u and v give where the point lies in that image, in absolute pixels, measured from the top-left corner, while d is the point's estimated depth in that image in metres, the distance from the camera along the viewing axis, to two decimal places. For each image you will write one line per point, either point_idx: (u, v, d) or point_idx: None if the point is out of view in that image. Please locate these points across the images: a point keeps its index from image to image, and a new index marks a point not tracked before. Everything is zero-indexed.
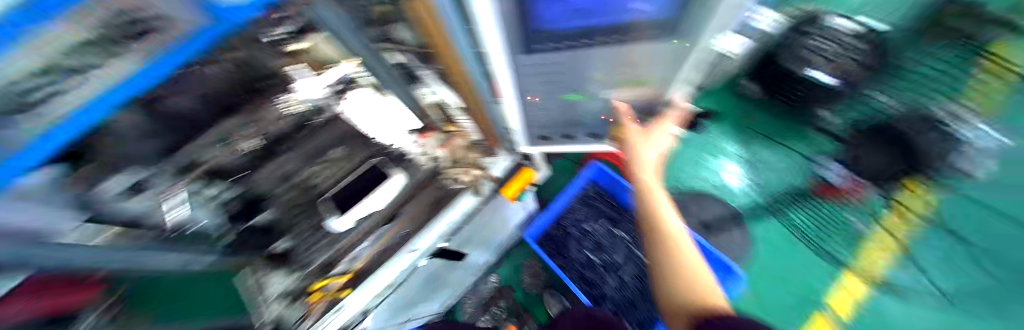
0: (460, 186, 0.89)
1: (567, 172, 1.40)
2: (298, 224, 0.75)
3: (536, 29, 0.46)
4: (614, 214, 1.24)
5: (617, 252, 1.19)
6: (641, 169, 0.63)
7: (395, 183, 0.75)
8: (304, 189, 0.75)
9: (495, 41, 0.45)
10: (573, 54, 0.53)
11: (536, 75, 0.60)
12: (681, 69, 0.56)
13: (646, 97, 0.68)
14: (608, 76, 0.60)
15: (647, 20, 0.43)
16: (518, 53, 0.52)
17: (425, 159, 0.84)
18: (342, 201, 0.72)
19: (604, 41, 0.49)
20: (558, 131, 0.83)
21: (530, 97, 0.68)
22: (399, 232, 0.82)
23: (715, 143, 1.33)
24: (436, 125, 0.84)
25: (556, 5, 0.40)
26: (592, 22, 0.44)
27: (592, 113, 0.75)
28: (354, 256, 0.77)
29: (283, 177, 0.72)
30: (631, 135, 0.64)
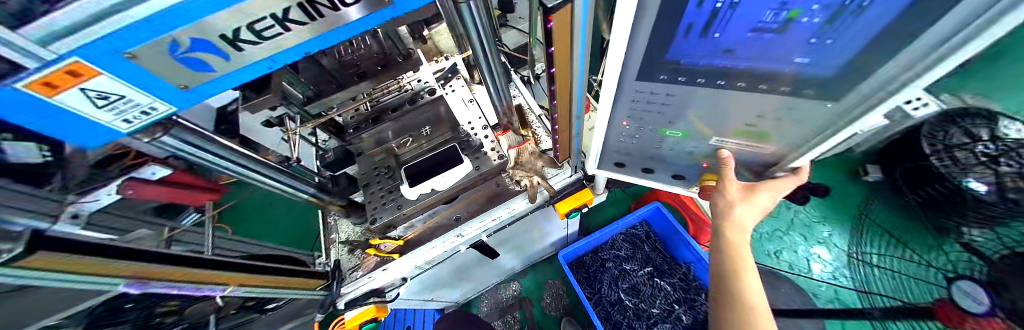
0: (519, 188, 0.88)
1: (619, 204, 1.34)
2: (374, 183, 0.83)
3: (667, 60, 0.45)
4: (660, 262, 1.15)
5: (654, 304, 1.08)
6: (733, 229, 0.55)
7: (462, 170, 0.80)
8: (390, 155, 0.86)
9: (618, 61, 0.45)
10: (690, 91, 0.50)
11: (640, 103, 0.58)
12: (819, 135, 0.50)
13: (758, 154, 0.62)
14: (721, 121, 0.56)
15: (796, 72, 0.40)
16: (633, 77, 0.51)
17: (495, 155, 0.86)
18: (415, 173, 0.80)
19: (736, 84, 0.46)
20: (638, 162, 0.78)
21: (623, 123, 0.66)
22: (452, 215, 0.85)
23: (804, 222, 1.19)
24: (515, 126, 0.88)
25: (701, 39, 0.39)
26: (730, 63, 0.42)
27: (685, 154, 0.70)
28: (410, 225, 0.82)
29: (379, 141, 0.84)
30: (731, 190, 0.58)
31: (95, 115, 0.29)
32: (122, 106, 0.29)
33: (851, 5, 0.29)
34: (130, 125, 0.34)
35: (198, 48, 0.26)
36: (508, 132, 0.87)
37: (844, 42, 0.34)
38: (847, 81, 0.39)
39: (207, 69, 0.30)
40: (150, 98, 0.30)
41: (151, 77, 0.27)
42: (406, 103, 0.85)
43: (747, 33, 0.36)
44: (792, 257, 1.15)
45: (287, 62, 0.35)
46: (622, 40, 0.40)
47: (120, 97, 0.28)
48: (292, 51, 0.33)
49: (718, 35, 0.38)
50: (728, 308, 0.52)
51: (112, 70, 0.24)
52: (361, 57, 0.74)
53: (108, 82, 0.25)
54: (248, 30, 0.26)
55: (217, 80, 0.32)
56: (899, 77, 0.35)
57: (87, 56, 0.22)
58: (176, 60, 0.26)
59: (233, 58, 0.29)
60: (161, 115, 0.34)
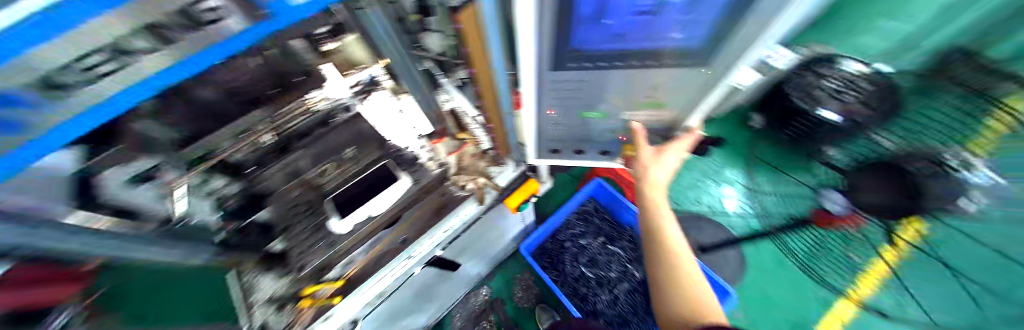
0: (465, 193, 0.87)
1: (566, 186, 1.41)
2: (297, 224, 0.72)
3: (572, 47, 0.47)
4: (611, 231, 1.26)
5: (612, 269, 1.19)
6: (651, 190, 0.64)
7: (399, 187, 0.74)
8: (309, 188, 0.73)
9: (529, 54, 0.46)
10: (599, 73, 0.54)
11: (559, 91, 0.61)
12: (700, 97, 0.58)
13: (663, 120, 0.70)
14: (628, 97, 0.62)
15: (676, 48, 0.46)
16: (548, 67, 0.53)
17: (434, 165, 0.83)
18: (343, 202, 0.70)
19: (631, 64, 0.51)
20: (570, 146, 0.83)
21: (550, 112, 0.69)
22: (398, 238, 0.79)
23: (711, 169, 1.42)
24: (450, 131, 0.83)
25: (596, 25, 0.42)
26: (625, 45, 0.47)
27: (606, 131, 0.77)
28: (350, 260, 0.73)
29: (292, 174, 0.72)
30: (645, 155, 0.66)
31: None
32: None
33: None
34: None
35: (12, 96, 0.21)
36: (444, 139, 0.82)
37: (702, 17, 0.39)
38: (710, 51, 0.45)
39: (18, 126, 0.24)
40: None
41: None
42: (317, 126, 0.72)
43: (632, 17, 0.40)
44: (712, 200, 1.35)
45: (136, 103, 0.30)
46: (529, 35, 0.41)
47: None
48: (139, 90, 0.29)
49: (609, 21, 0.41)
50: (656, 257, 0.59)
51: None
52: (249, 79, 0.54)
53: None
54: (75, 67, 0.23)
55: (46, 134, 0.26)
56: (749, 39, 0.40)
57: None
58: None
59: (61, 101, 0.25)
60: None
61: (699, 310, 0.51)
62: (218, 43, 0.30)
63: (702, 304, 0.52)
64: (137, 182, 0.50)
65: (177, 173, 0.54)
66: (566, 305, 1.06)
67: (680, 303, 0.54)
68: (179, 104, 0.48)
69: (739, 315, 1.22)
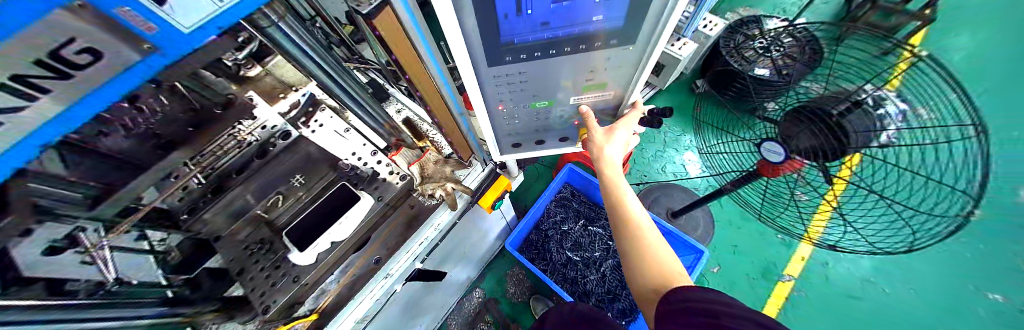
0: (435, 201, 0.83)
1: (542, 176, 1.44)
2: (253, 265, 0.69)
3: (503, 42, 0.47)
4: (590, 212, 1.29)
5: (595, 249, 1.22)
6: (607, 168, 0.66)
7: (362, 206, 0.71)
8: (260, 224, 0.72)
9: (459, 52, 0.45)
10: (535, 63, 0.54)
11: (503, 86, 0.61)
12: (635, 73, 0.60)
13: (609, 100, 0.72)
14: (570, 83, 0.63)
15: (600, 30, 0.47)
16: (485, 64, 0.53)
17: (396, 178, 0.81)
18: (302, 233, 0.67)
19: (564, 50, 0.52)
20: (530, 138, 0.84)
21: (500, 107, 0.69)
22: (372, 257, 0.75)
23: (672, 138, 1.50)
24: (407, 141, 0.83)
25: (517, 18, 0.41)
26: (553, 33, 0.47)
27: (561, 119, 0.78)
28: (323, 289, 0.71)
29: (235, 214, 0.70)
30: (597, 136, 0.69)
31: None
32: None
33: None
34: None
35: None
36: (402, 150, 0.81)
37: None
38: (636, 26, 0.46)
39: None
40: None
41: None
42: (255, 158, 0.71)
43: (550, 6, 0.40)
44: (674, 166, 1.45)
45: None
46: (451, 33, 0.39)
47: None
48: (22, 148, 0.27)
49: (530, 11, 0.41)
50: (624, 233, 0.60)
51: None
52: (162, 123, 0.54)
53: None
54: None
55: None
56: (662, 10, 0.42)
57: None
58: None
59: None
60: None
61: (670, 282, 0.53)
62: (95, 92, 0.28)
63: (670, 272, 0.53)
64: (59, 250, 0.43)
65: (95, 235, 0.48)
66: (557, 292, 1.07)
67: (650, 274, 0.55)
68: (80, 159, 0.43)
69: (715, 269, 1.34)
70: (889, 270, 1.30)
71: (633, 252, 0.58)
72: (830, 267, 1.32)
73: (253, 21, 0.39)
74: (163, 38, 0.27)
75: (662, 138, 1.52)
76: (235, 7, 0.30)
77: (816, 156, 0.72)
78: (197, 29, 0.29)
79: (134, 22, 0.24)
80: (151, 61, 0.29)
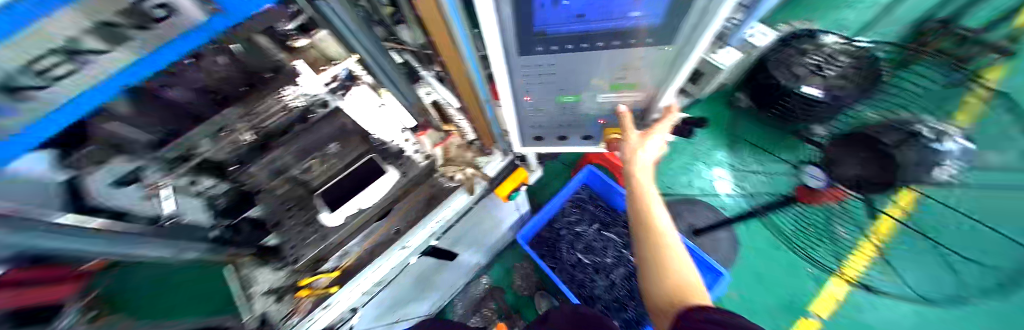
0: (454, 184, 0.88)
1: (560, 175, 1.43)
2: (287, 219, 0.75)
3: (535, 31, 0.48)
4: (605, 217, 1.27)
5: (607, 255, 1.21)
6: (637, 175, 0.66)
7: (387, 180, 0.76)
8: (295, 184, 0.76)
9: (494, 39, 0.48)
10: (567, 57, 0.55)
11: (531, 76, 0.62)
12: (669, 76, 0.59)
13: (639, 101, 0.71)
14: (600, 80, 0.63)
15: (639, 27, 0.46)
16: (516, 53, 0.54)
17: (421, 157, 0.86)
18: (334, 197, 0.73)
19: (597, 45, 0.52)
20: (553, 132, 0.85)
21: (526, 98, 0.70)
22: (391, 229, 0.82)
23: (703, 151, 1.43)
24: (433, 124, 0.88)
25: (552, 9, 0.42)
26: (586, 26, 0.47)
27: (586, 116, 0.78)
28: (345, 251, 0.77)
29: (275, 171, 0.74)
30: (631, 139, 0.68)
31: None
32: None
33: None
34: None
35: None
36: (428, 131, 0.86)
37: None
38: (677, 26, 0.45)
39: None
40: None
41: None
42: (297, 123, 0.75)
43: None
44: (700, 181, 1.39)
45: (97, 101, 0.33)
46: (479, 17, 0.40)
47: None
48: (105, 86, 0.32)
49: (565, 3, 0.41)
50: (647, 244, 0.59)
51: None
52: (220, 79, 0.62)
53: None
54: (32, 74, 0.24)
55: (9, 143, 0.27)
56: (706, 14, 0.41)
57: None
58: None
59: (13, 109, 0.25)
60: None
61: (682, 294, 0.52)
62: (179, 43, 0.34)
63: (690, 288, 0.52)
64: (124, 183, 0.54)
65: (155, 176, 0.59)
66: (562, 290, 1.08)
67: (668, 288, 0.54)
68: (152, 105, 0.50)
69: (733, 294, 1.28)
70: (931, 322, 1.18)
71: (649, 254, 0.58)
72: (864, 311, 1.22)
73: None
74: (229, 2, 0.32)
75: (693, 150, 1.44)
76: None
77: (856, 184, 0.66)
78: None
79: None
80: (218, 21, 0.35)
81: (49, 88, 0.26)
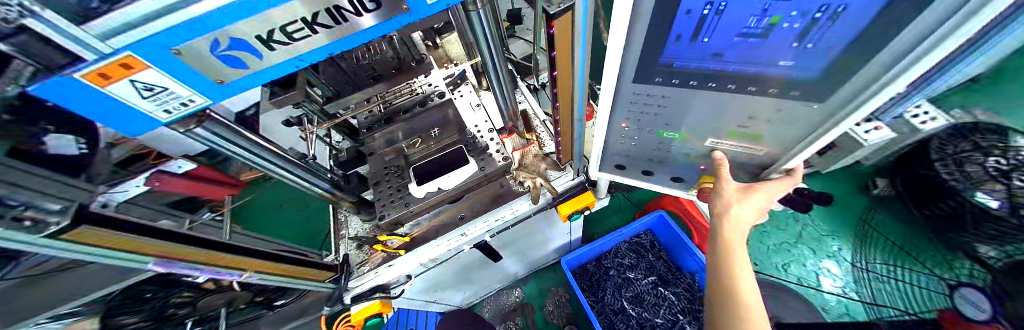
0: (522, 189, 0.91)
1: (623, 211, 1.36)
2: (384, 181, 0.85)
3: (661, 63, 0.49)
4: (663, 270, 1.15)
5: (658, 315, 1.06)
6: (732, 231, 0.58)
7: (466, 170, 0.84)
8: (398, 155, 0.88)
9: (614, 66, 0.49)
10: (684, 92, 0.54)
11: (636, 105, 0.62)
12: (809, 135, 0.53)
13: (754, 154, 0.65)
14: (714, 123, 0.59)
15: (783, 75, 0.44)
16: (630, 79, 0.55)
17: (500, 157, 0.90)
18: (420, 173, 0.82)
19: (726, 87, 0.50)
20: (639, 165, 0.82)
21: (623, 125, 0.70)
22: (457, 214, 0.87)
23: (815, 236, 1.21)
24: (518, 129, 0.92)
25: (690, 43, 0.43)
26: (721, 66, 0.47)
27: (682, 157, 0.73)
28: (417, 222, 0.84)
29: (388, 142, 0.87)
30: (727, 191, 0.62)
31: (142, 104, 0.34)
32: (163, 100, 0.35)
33: (821, 13, 0.33)
34: (169, 116, 0.39)
35: (238, 47, 0.31)
36: (512, 135, 0.90)
37: (824, 45, 0.37)
38: (834, 83, 0.42)
39: (238, 68, 0.35)
40: (192, 95, 0.36)
41: (194, 73, 0.33)
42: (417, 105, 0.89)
43: (733, 38, 0.40)
44: (799, 268, 1.16)
45: (313, 63, 0.40)
46: (619, 42, 0.43)
47: (163, 90, 0.33)
48: (318, 54, 0.38)
49: (707, 39, 0.42)
50: (726, 313, 0.52)
51: (156, 64, 0.29)
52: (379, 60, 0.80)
53: (155, 75, 0.30)
54: (281, 32, 0.31)
55: (250, 76, 0.37)
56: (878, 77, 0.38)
57: (138, 51, 0.26)
58: (215, 56, 0.31)
59: (265, 56, 0.34)
60: (195, 109, 0.40)
61: None
62: (375, 30, 0.37)
63: None
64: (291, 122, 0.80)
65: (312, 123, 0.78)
66: None
67: None
68: None
69: None
70: None
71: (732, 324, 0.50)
72: None
73: (466, 3, 0.48)
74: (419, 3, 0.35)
75: (799, 229, 1.23)
76: None
77: None
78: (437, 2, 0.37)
79: None
80: (407, 16, 0.37)
81: (287, 44, 0.33)
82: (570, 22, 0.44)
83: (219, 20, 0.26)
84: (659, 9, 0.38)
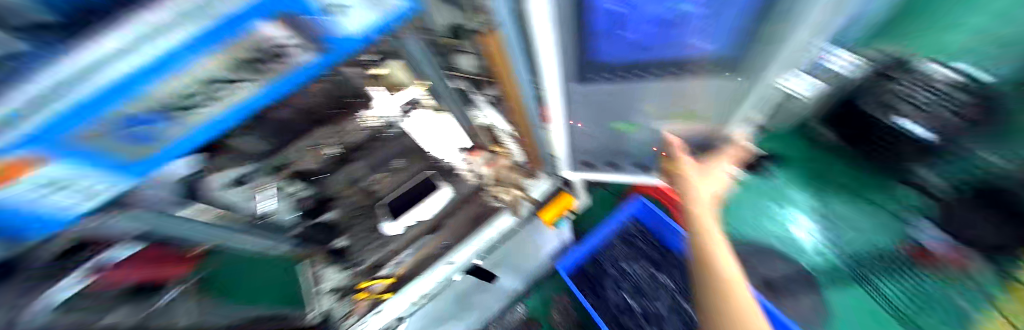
0: (501, 204, 0.93)
1: (604, 203, 1.34)
2: (358, 224, 0.86)
3: (596, 60, 0.53)
4: (656, 256, 1.14)
5: (659, 300, 1.08)
6: (698, 208, 0.63)
7: (442, 195, 0.84)
8: (363, 194, 0.86)
9: (553, 69, 0.51)
10: (623, 85, 0.58)
11: (587, 103, 0.65)
12: (738, 103, 0.59)
13: (699, 131, 0.72)
14: (660, 107, 0.64)
15: (703, 56, 0.49)
16: (574, 80, 0.58)
17: (470, 175, 0.91)
18: (397, 207, 0.82)
19: (657, 72, 0.54)
20: (602, 157, 0.85)
21: (579, 123, 0.72)
22: (440, 243, 0.88)
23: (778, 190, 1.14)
24: (484, 143, 0.89)
25: (617, 38, 0.47)
26: (649, 55, 0.51)
27: (636, 142, 0.79)
28: (399, 260, 0.85)
29: (350, 181, 0.85)
30: (688, 172, 0.67)
31: (50, 202, 0.29)
32: (81, 193, 0.30)
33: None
34: (85, 205, 0.33)
35: (128, 135, 0.27)
36: (481, 152, 0.89)
37: (727, 23, 0.42)
38: (745, 55, 0.46)
39: (148, 141, 0.29)
40: (99, 179, 0.30)
41: (99, 158, 0.26)
42: (372, 140, 0.85)
43: (652, 29, 0.45)
44: (773, 226, 1.12)
45: (220, 131, 0.35)
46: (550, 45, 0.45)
47: (69, 185, 0.28)
48: (222, 121, 0.34)
49: (630, 33, 0.46)
50: (723, 300, 0.51)
51: (47, 164, 0.23)
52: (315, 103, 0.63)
53: (55, 173, 0.24)
54: (177, 102, 0.26)
55: (160, 155, 0.31)
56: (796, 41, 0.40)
57: (26, 150, 0.20)
58: (115, 140, 0.26)
59: (160, 130, 0.29)
60: (90, 205, 0.33)
61: None
62: (293, 79, 0.34)
63: None
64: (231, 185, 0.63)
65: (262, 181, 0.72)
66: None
67: None
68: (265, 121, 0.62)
69: None
70: None
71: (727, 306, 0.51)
72: None
73: None
74: (339, 40, 0.31)
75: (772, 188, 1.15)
76: (397, 10, 0.32)
77: None
78: (363, 33, 0.32)
79: (317, 23, 0.27)
80: (323, 59, 0.33)
81: (188, 109, 0.29)
82: (500, 38, 0.42)
83: (82, 116, 0.19)
84: (574, 10, 0.41)
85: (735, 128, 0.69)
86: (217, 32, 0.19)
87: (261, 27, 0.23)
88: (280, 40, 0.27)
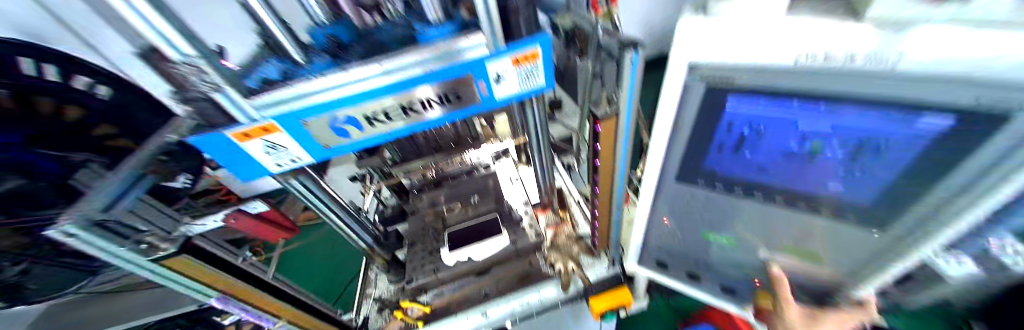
0: (552, 272, 0.87)
1: (663, 316, 1.16)
2: (417, 242, 0.89)
3: (703, 169, 0.54)
4: None
5: None
6: None
7: (498, 242, 0.82)
8: (433, 216, 0.94)
9: (656, 164, 0.55)
10: (727, 197, 0.57)
11: (679, 202, 0.64)
12: (877, 261, 0.50)
13: (813, 271, 0.62)
14: (766, 231, 0.59)
15: (828, 193, 0.47)
16: (672, 179, 0.59)
17: (532, 233, 0.86)
18: (458, 238, 0.85)
19: (770, 196, 0.52)
20: (679, 261, 0.78)
21: (664, 219, 0.70)
22: (481, 289, 0.86)
23: None
24: (553, 206, 0.95)
25: (732, 155, 0.49)
26: (763, 179, 0.50)
27: (723, 256, 0.71)
28: (441, 292, 0.83)
29: (431, 204, 0.96)
30: (794, 315, 0.57)
31: (263, 157, 0.51)
32: (282, 154, 0.52)
33: (863, 147, 0.38)
34: (278, 168, 0.55)
35: (349, 122, 0.50)
36: (546, 212, 0.94)
37: (874, 175, 0.41)
38: (892, 211, 0.42)
39: (345, 135, 0.52)
40: (302, 152, 0.53)
41: (310, 136, 0.50)
42: (464, 174, 1.04)
43: (776, 157, 0.45)
44: None
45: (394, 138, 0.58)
46: (662, 142, 0.50)
47: (282, 149, 0.51)
48: (400, 131, 0.56)
49: (748, 153, 0.47)
50: None
51: (284, 129, 0.47)
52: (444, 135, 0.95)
53: (286, 134, 0.48)
54: (383, 114, 0.50)
55: (343, 145, 0.54)
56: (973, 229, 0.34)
57: (279, 119, 0.45)
58: (332, 127, 0.50)
59: (365, 129, 0.52)
60: (291, 166, 0.56)
61: None
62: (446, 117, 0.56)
63: None
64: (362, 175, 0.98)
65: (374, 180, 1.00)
66: None
67: None
68: None
69: None
70: None
71: None
72: None
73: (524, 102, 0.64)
74: (486, 100, 0.54)
75: None
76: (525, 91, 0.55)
77: None
78: (503, 98, 0.55)
79: (477, 88, 0.50)
80: (473, 108, 0.56)
81: (385, 121, 0.52)
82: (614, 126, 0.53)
83: (346, 102, 0.45)
84: (700, 122, 0.45)
85: (857, 286, 0.56)
86: (421, 78, 0.46)
87: (439, 82, 0.47)
88: (430, 98, 0.50)
